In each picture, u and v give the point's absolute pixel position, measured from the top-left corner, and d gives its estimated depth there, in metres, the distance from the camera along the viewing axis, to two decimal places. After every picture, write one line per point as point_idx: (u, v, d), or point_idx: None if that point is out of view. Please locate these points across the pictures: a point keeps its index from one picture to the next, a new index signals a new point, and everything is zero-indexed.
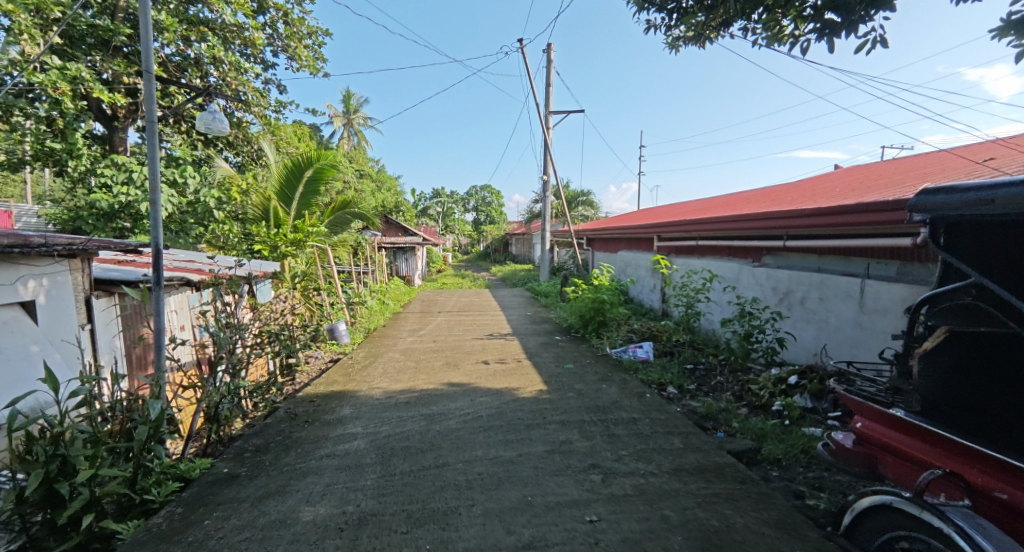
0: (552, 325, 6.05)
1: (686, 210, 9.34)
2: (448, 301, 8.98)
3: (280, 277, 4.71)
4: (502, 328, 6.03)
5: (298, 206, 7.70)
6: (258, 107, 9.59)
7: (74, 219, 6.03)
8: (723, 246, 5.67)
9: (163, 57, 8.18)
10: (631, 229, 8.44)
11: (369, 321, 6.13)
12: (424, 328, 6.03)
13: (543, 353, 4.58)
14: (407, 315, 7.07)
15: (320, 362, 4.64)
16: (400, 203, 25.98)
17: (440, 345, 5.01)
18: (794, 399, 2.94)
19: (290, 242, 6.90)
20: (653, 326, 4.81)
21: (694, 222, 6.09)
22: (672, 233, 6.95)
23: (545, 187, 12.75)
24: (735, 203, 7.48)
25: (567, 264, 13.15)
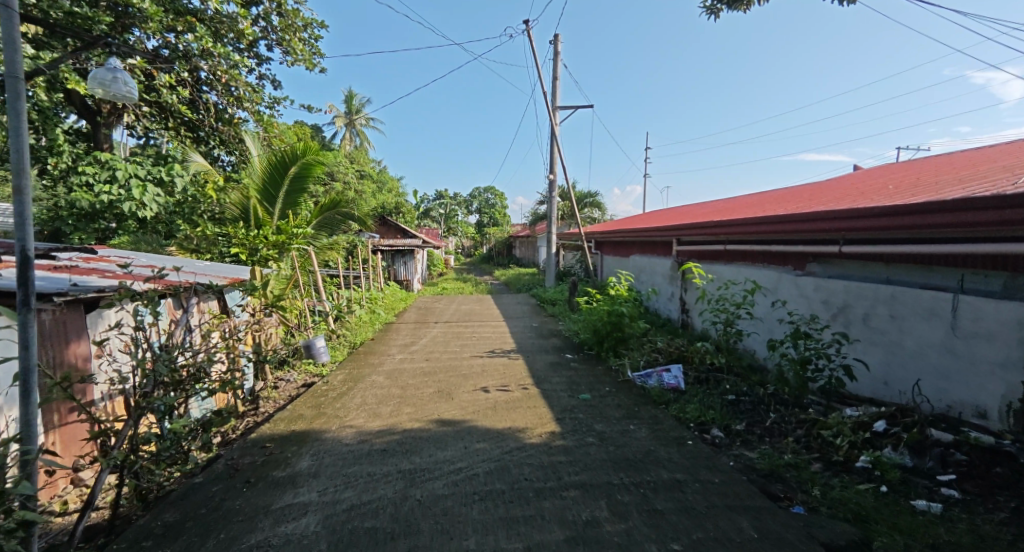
0: (562, 340, 5.38)
1: (705, 212, 8.63)
2: (447, 310, 8.31)
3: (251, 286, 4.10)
4: (505, 343, 5.36)
5: (284, 205, 7.12)
6: (250, 103, 9.01)
7: (57, 220, 6.34)
8: (757, 251, 4.99)
9: (147, 48, 7.62)
10: (646, 232, 7.79)
11: (355, 335, 5.47)
12: (418, 343, 5.37)
13: (553, 378, 3.90)
14: (401, 327, 6.41)
15: (292, 386, 3.99)
16: (401, 205, 25.41)
17: (434, 366, 4.34)
18: (884, 454, 2.24)
19: (271, 245, 6.30)
20: (682, 346, 4.13)
21: (723, 225, 5.40)
22: (695, 236, 6.27)
23: (551, 187, 12.07)
24: (764, 203, 6.75)
25: (574, 269, 12.46)
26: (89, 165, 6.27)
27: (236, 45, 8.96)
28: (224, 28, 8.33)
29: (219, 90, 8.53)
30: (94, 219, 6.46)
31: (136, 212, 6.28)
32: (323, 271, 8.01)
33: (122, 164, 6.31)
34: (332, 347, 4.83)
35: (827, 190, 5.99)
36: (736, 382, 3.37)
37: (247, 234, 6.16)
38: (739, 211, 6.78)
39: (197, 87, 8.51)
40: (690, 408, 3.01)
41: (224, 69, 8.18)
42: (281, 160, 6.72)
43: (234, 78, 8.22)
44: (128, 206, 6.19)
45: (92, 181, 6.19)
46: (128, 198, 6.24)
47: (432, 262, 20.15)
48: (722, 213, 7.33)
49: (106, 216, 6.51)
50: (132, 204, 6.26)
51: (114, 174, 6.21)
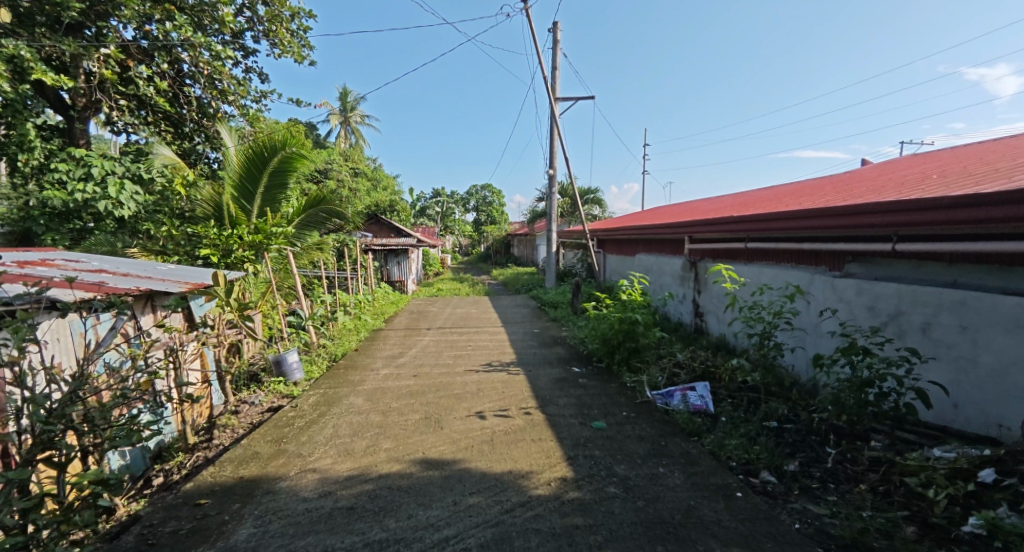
0: (568, 350, 4.84)
1: (715, 207, 8.09)
2: (441, 314, 7.74)
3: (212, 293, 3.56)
4: (504, 353, 4.81)
5: (262, 202, 6.57)
6: (235, 96, 8.47)
7: (26, 219, 5.74)
8: (786, 250, 4.44)
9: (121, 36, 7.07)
10: (655, 229, 7.27)
11: (336, 346, 4.90)
12: (407, 354, 4.80)
13: (561, 399, 3.35)
14: (389, 335, 5.84)
15: (257, 408, 3.43)
16: (396, 203, 24.78)
17: (423, 384, 3.78)
18: (1002, 515, 1.70)
19: (245, 245, 5.75)
20: (709, 359, 3.62)
21: (743, 220, 4.88)
22: (711, 233, 5.73)
23: (551, 183, 11.47)
24: (783, 197, 6.20)
25: (576, 269, 11.91)
26: (62, 161, 5.69)
27: (222, 36, 8.39)
28: (209, 18, 7.64)
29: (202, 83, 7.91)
30: (69, 218, 6.01)
31: (112, 212, 5.70)
32: (308, 273, 7.46)
33: (98, 161, 5.77)
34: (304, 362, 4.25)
35: (853, 183, 5.43)
36: (778, 404, 2.85)
37: (218, 234, 5.63)
38: (755, 205, 6.23)
39: (179, 81, 7.96)
40: (730, 441, 2.47)
41: (208, 61, 7.61)
42: (258, 152, 6.15)
43: (217, 69, 7.67)
44: (103, 205, 5.63)
45: (65, 179, 5.67)
46: (104, 196, 5.65)
47: (427, 262, 19.53)
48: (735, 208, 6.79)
49: (83, 216, 6.07)
50: (108, 203, 5.68)
51: (90, 171, 5.67)
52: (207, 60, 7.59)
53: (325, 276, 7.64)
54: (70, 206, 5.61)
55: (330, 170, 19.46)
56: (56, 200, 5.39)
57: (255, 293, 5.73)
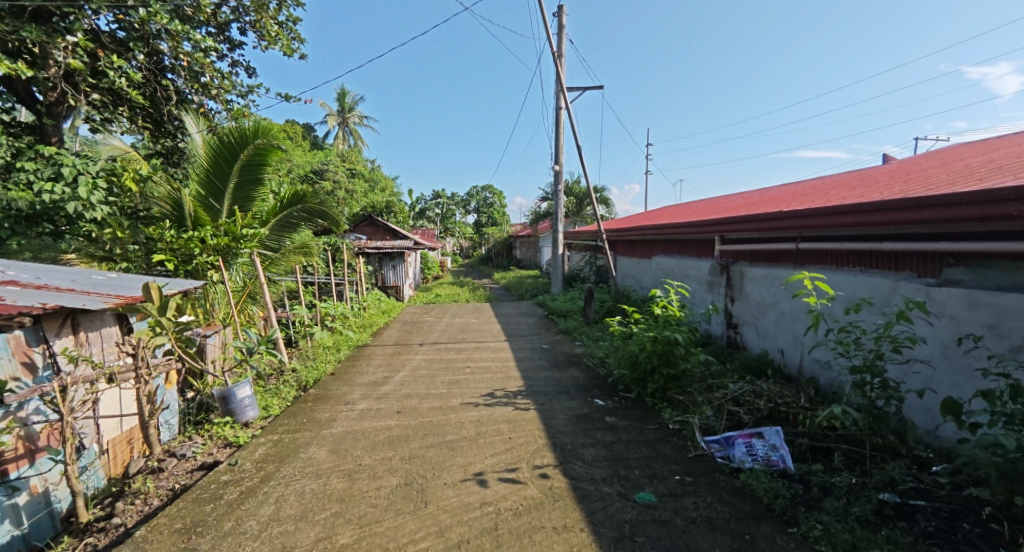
0: (586, 374, 4.03)
1: (742, 203, 7.28)
2: (438, 325, 6.92)
3: (143, 308, 2.87)
4: (509, 378, 4.02)
5: (232, 200, 5.78)
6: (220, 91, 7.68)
7: None
8: (856, 251, 3.63)
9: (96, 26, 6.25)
10: (680, 229, 6.50)
11: (308, 371, 4.10)
12: (393, 380, 3.99)
13: (587, 452, 2.55)
14: (376, 353, 5.02)
15: (188, 462, 2.61)
16: (394, 204, 23.87)
17: (408, 425, 2.98)
18: None
19: (207, 248, 4.96)
20: (775, 391, 2.83)
21: (792, 217, 4.13)
22: (751, 232, 4.94)
23: (556, 179, 10.65)
24: (829, 191, 5.38)
25: (584, 273, 11.09)
26: (29, 160, 4.81)
27: (205, 25, 7.63)
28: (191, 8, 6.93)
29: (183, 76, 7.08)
30: (38, 221, 5.01)
31: (84, 214, 4.68)
32: (286, 280, 6.67)
33: (69, 159, 4.82)
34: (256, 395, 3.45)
35: (917, 173, 4.62)
36: (896, 468, 2.05)
37: (175, 236, 4.82)
38: (795, 199, 5.46)
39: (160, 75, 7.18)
40: (850, 536, 1.66)
41: (189, 52, 6.80)
42: (228, 143, 5.38)
43: (198, 60, 6.88)
44: (72, 207, 4.56)
45: (32, 180, 4.73)
46: (72, 197, 4.63)
47: (426, 265, 18.69)
48: (770, 203, 6.00)
49: (52, 221, 5.11)
50: (76, 204, 4.63)
51: (59, 170, 4.71)
52: (186, 50, 6.76)
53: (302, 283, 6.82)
54: (38, 209, 4.71)
55: (327, 171, 18.68)
56: (18, 200, 4.50)
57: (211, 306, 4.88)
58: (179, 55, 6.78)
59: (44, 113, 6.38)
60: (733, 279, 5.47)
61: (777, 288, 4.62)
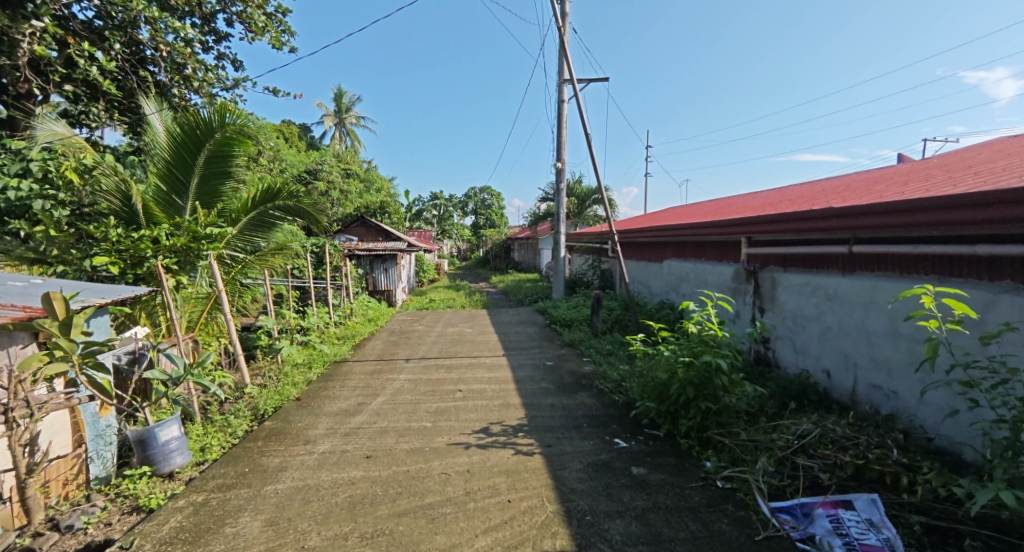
0: (600, 403, 3.37)
1: (763, 200, 6.66)
2: (429, 336, 6.26)
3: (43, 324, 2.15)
4: (508, 407, 3.35)
5: (197, 196, 5.12)
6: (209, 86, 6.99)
7: None
8: (929, 255, 3.01)
9: (67, 13, 5.62)
10: (698, 230, 5.88)
11: (268, 396, 3.43)
12: (369, 409, 3.33)
13: (614, 529, 1.88)
14: (355, 371, 4.36)
15: (74, 539, 1.91)
16: (389, 205, 23.22)
17: (377, 480, 2.30)
18: None
19: (161, 248, 4.32)
20: (854, 436, 2.20)
21: (842, 216, 3.49)
22: (786, 233, 4.32)
23: (559, 178, 10.01)
24: (870, 187, 4.75)
25: (587, 277, 10.44)
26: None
27: (188, 15, 7.05)
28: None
29: (164, 67, 6.43)
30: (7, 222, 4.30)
31: (49, 215, 4.07)
32: (257, 283, 5.98)
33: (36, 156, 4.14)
34: (192, 435, 2.76)
35: (980, 164, 3.98)
36: None
37: (123, 235, 4.11)
38: (830, 197, 4.84)
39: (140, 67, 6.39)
40: None
41: (169, 41, 6.15)
42: (191, 131, 4.73)
43: (179, 50, 6.24)
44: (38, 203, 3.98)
45: None
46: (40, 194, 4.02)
47: (421, 268, 18.05)
48: (800, 200, 5.36)
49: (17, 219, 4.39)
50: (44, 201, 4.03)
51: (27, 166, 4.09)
52: (164, 37, 6.05)
53: (265, 282, 6.06)
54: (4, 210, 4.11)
55: (321, 171, 18.10)
56: None
57: (159, 317, 4.19)
58: (154, 42, 6.06)
59: (12, 106, 5.62)
60: (763, 286, 4.86)
61: (821, 298, 4.01)
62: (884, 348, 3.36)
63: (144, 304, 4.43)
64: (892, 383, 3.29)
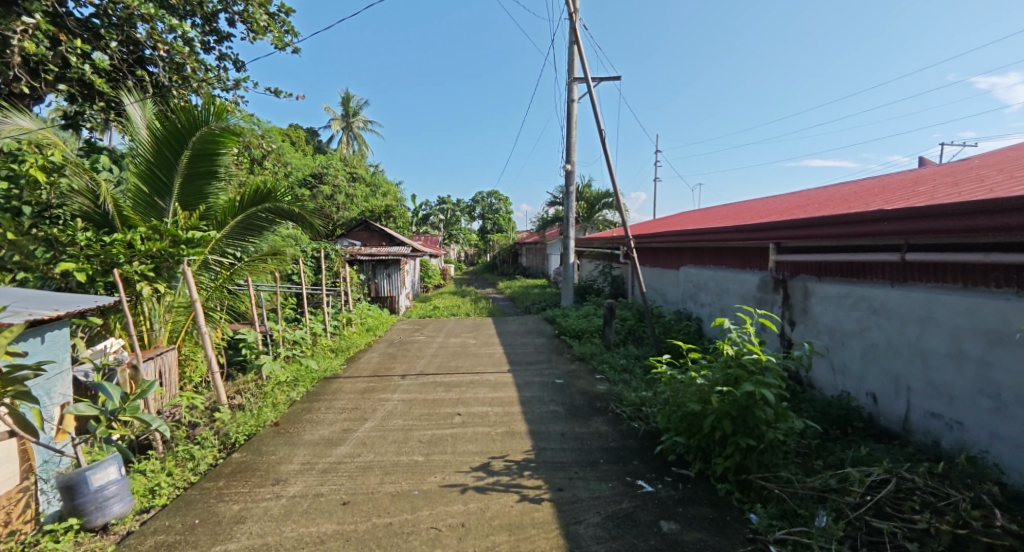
0: (617, 433, 2.94)
1: (788, 203, 6.21)
2: (429, 347, 5.86)
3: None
4: (512, 437, 2.93)
5: (180, 197, 4.81)
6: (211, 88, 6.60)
7: None
8: (1001, 263, 2.55)
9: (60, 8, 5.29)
10: (719, 235, 5.44)
11: (240, 421, 3.04)
12: (354, 438, 2.93)
13: None
14: (345, 389, 3.97)
15: None
16: (395, 209, 22.95)
17: (351, 536, 1.89)
18: None
19: (135, 253, 4.02)
20: (944, 491, 1.74)
21: (892, 219, 3.05)
22: (821, 238, 3.87)
23: (568, 180, 9.62)
24: (914, 188, 4.30)
25: (597, 283, 10.00)
26: None
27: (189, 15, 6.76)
28: None
29: (164, 68, 6.08)
30: None
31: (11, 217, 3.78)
32: (246, 289, 5.64)
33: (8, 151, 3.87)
34: (143, 474, 2.36)
35: None
36: None
37: (91, 239, 3.78)
38: (868, 199, 4.40)
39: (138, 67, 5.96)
40: None
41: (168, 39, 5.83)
42: (172, 128, 4.42)
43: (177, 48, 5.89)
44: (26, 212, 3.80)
45: None
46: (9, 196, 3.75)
47: (426, 273, 17.70)
48: (832, 203, 4.93)
49: None
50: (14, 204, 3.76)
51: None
52: (164, 36, 5.74)
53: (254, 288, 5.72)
54: None
55: (327, 174, 17.91)
56: None
57: (127, 325, 3.89)
58: (153, 41, 5.73)
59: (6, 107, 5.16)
60: (793, 297, 4.41)
61: (864, 311, 3.54)
62: (944, 372, 2.86)
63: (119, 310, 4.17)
64: (953, 412, 2.80)
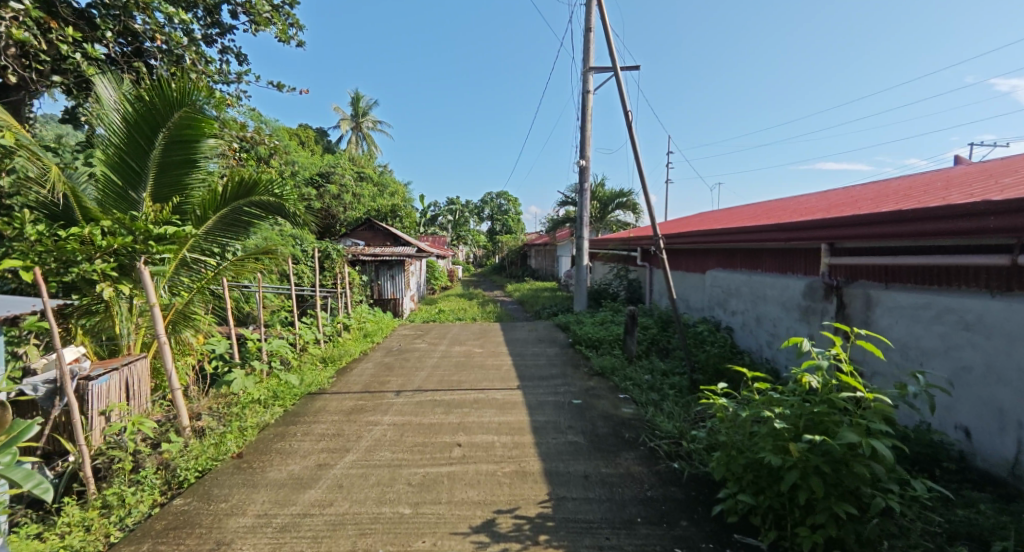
0: (657, 478, 2.35)
1: (829, 201, 5.58)
2: (431, 357, 5.32)
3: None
4: (524, 481, 2.36)
5: (156, 186, 4.32)
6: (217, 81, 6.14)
7: None
8: None
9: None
10: (757, 234, 4.82)
11: (194, 453, 2.50)
12: (329, 477, 2.39)
13: None
14: (329, 409, 3.45)
15: None
16: (402, 209, 22.56)
17: None
18: None
19: (94, 251, 3.49)
20: None
21: (1000, 212, 2.38)
22: (892, 236, 3.23)
23: (582, 177, 9.03)
24: (995, 180, 3.66)
25: (612, 287, 9.40)
26: None
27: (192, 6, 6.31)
28: None
29: (163, 61, 5.55)
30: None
31: None
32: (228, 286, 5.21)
33: None
34: (51, 534, 1.82)
35: None
36: None
37: (42, 233, 3.27)
38: (937, 193, 3.77)
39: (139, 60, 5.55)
40: None
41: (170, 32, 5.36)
42: (144, 110, 3.94)
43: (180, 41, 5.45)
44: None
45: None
46: None
47: (432, 274, 17.21)
48: (889, 198, 4.29)
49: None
50: None
51: None
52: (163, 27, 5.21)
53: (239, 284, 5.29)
54: None
55: (334, 173, 17.56)
56: None
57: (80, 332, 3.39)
58: (152, 32, 5.20)
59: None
60: (851, 306, 3.76)
61: (950, 326, 2.88)
62: None
63: (81, 307, 3.73)
64: None
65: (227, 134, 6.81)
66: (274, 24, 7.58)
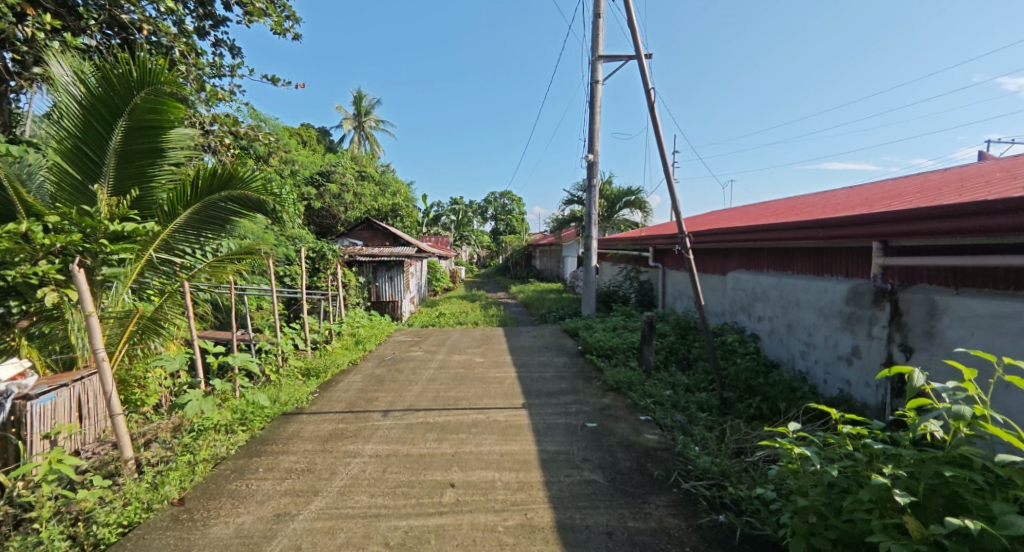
0: (701, 538, 1.84)
1: (867, 195, 5.02)
2: (427, 368, 4.84)
3: None
4: (530, 539, 1.87)
5: (120, 178, 3.75)
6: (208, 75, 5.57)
7: None
8: None
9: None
10: (789, 231, 4.27)
11: (121, 500, 2.02)
12: (289, 533, 1.91)
13: None
14: (304, 434, 2.97)
15: None
16: (404, 209, 22.16)
17: None
18: None
19: (35, 250, 3.06)
20: None
21: None
22: (965, 231, 2.66)
23: (591, 173, 8.52)
24: None
25: (622, 289, 8.89)
26: None
27: None
28: None
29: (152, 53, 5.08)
30: None
31: None
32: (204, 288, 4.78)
33: None
34: None
35: None
36: None
37: None
38: (1010, 181, 3.23)
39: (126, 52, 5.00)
40: None
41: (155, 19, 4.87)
42: (99, 93, 3.35)
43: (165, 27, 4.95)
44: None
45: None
46: None
47: (434, 275, 16.77)
48: (948, 190, 3.73)
49: None
50: None
51: None
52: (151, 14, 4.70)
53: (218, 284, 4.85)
54: None
55: (335, 172, 17.15)
56: None
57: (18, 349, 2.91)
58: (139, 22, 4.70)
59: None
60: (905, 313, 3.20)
61: None
62: None
63: (40, 312, 3.35)
64: None
65: (220, 131, 6.27)
66: (266, 17, 6.68)
